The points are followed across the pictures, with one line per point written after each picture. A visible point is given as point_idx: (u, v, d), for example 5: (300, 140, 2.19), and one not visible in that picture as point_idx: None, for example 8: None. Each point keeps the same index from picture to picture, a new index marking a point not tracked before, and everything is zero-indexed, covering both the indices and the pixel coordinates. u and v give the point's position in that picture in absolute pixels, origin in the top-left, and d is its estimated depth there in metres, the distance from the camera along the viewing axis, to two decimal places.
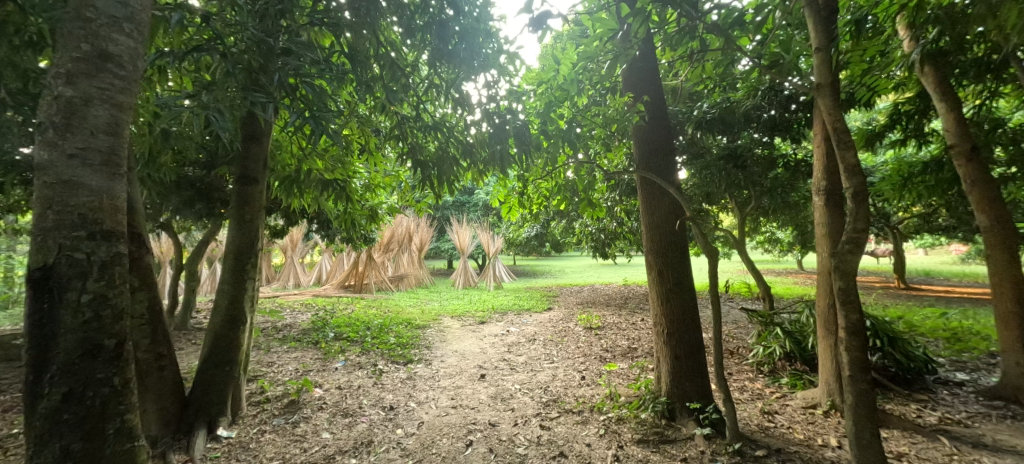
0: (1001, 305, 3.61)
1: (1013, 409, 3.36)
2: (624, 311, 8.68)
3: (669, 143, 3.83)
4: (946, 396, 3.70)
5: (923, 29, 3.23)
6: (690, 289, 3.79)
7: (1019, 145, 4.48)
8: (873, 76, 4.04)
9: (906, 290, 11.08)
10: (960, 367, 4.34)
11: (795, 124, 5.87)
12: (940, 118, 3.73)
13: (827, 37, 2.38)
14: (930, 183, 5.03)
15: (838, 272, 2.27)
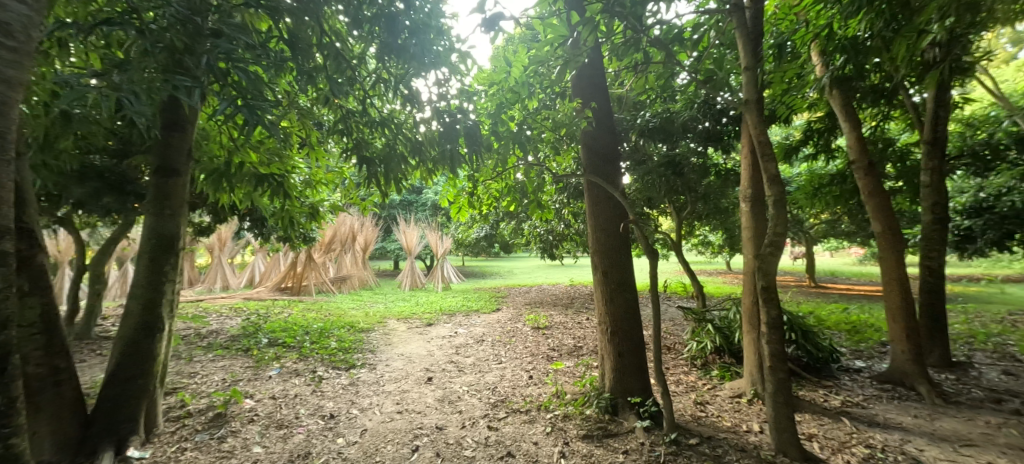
0: (890, 301, 4.03)
1: (899, 391, 3.87)
2: (571, 310, 8.91)
3: (614, 148, 4.00)
4: (847, 382, 4.20)
5: (832, 57, 3.65)
6: (632, 289, 3.97)
7: (905, 163, 5.18)
8: (791, 96, 4.47)
9: (816, 288, 12.40)
10: (859, 355, 4.95)
11: (726, 137, 6.44)
12: (843, 136, 4.16)
13: (753, 59, 2.99)
14: (835, 193, 5.68)
15: (761, 272, 2.84)
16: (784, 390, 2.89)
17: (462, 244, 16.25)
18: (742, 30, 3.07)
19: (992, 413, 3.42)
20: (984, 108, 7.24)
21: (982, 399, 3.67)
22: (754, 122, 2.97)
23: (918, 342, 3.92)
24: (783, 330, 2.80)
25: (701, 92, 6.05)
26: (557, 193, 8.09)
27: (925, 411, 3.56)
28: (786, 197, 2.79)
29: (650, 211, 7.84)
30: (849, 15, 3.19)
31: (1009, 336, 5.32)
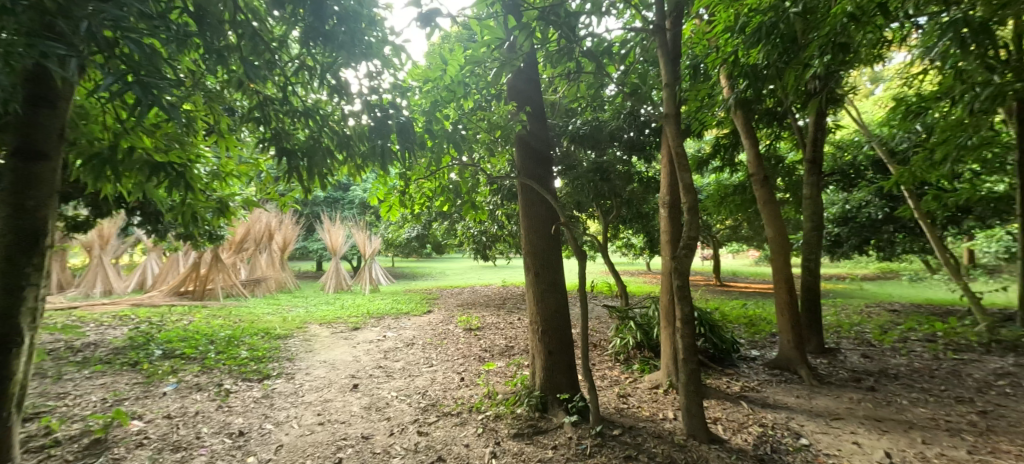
0: (780, 297, 4.53)
1: (785, 375, 4.46)
2: (502, 311, 8.99)
3: (547, 152, 4.13)
4: (745, 370, 4.74)
5: (736, 81, 4.10)
6: (562, 289, 4.12)
7: (791, 178, 5.95)
8: (703, 113, 4.94)
9: (721, 287, 13.82)
10: (755, 345, 5.61)
11: (648, 147, 7.07)
12: (744, 152, 4.69)
13: (672, 78, 3.28)
14: (738, 202, 6.36)
15: (676, 272, 3.11)
16: (695, 379, 3.18)
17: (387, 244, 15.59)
18: (663, 50, 3.37)
19: (854, 391, 4.07)
20: (850, 135, 8.55)
21: (847, 379, 4.36)
22: (674, 134, 3.24)
23: (800, 332, 4.53)
24: (694, 324, 3.09)
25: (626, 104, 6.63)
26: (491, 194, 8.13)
27: (804, 391, 4.14)
28: (698, 204, 3.08)
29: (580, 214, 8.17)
30: (751, 46, 3.60)
31: (867, 326, 6.35)
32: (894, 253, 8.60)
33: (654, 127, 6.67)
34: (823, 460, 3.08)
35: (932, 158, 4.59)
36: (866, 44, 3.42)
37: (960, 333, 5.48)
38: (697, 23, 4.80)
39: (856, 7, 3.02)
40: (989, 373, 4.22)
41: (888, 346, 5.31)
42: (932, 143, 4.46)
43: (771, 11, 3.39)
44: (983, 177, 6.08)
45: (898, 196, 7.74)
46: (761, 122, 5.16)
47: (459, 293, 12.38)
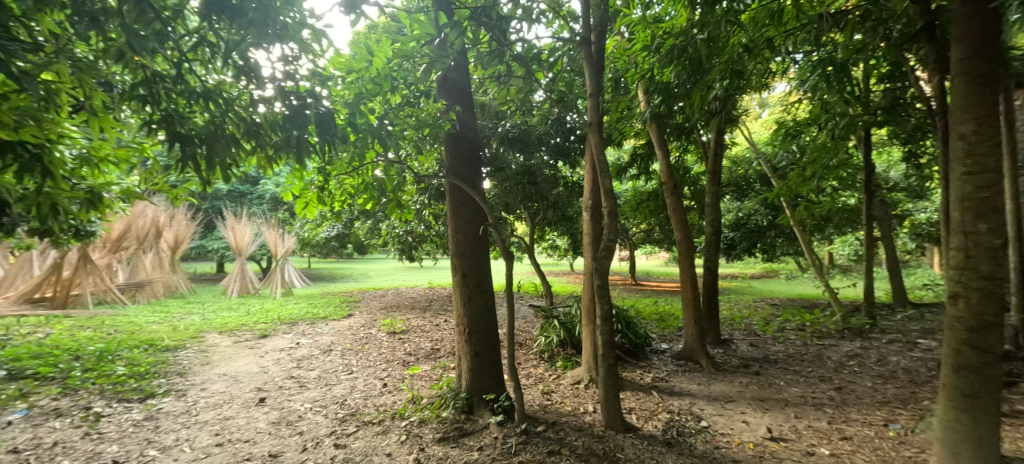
0: (685, 294, 5.03)
1: (689, 366, 4.94)
2: (428, 313, 8.79)
3: (475, 152, 4.21)
4: (655, 363, 5.15)
5: (652, 97, 4.42)
6: (490, 290, 4.15)
7: (695, 187, 6.62)
8: (622, 123, 5.28)
9: (634, 286, 14.95)
10: (665, 339, 6.13)
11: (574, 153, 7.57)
12: (657, 162, 5.10)
13: (597, 88, 3.44)
14: (652, 209, 6.90)
15: (596, 272, 3.30)
16: (613, 372, 3.39)
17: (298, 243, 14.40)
18: (589, 60, 3.51)
19: (743, 376, 4.62)
20: (743, 151, 9.77)
21: (738, 365, 4.95)
22: (596, 141, 3.44)
23: (701, 326, 5.03)
24: (612, 321, 3.29)
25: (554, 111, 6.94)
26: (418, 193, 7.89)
27: (704, 379, 4.61)
28: (617, 209, 3.29)
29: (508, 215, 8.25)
30: (665, 66, 3.92)
31: (754, 319, 7.26)
32: (775, 255, 9.94)
33: (579, 133, 7.15)
34: (719, 439, 3.46)
35: (804, 174, 5.39)
36: (757, 73, 3.93)
37: (823, 322, 6.50)
38: (619, 39, 5.12)
39: (748, 42, 3.53)
40: (843, 355, 5.05)
41: (771, 336, 6.11)
42: (805, 162, 5.24)
43: (681, 36, 3.72)
44: (840, 191, 7.26)
45: (778, 206, 8.87)
46: (672, 135, 5.68)
47: (382, 296, 11.84)
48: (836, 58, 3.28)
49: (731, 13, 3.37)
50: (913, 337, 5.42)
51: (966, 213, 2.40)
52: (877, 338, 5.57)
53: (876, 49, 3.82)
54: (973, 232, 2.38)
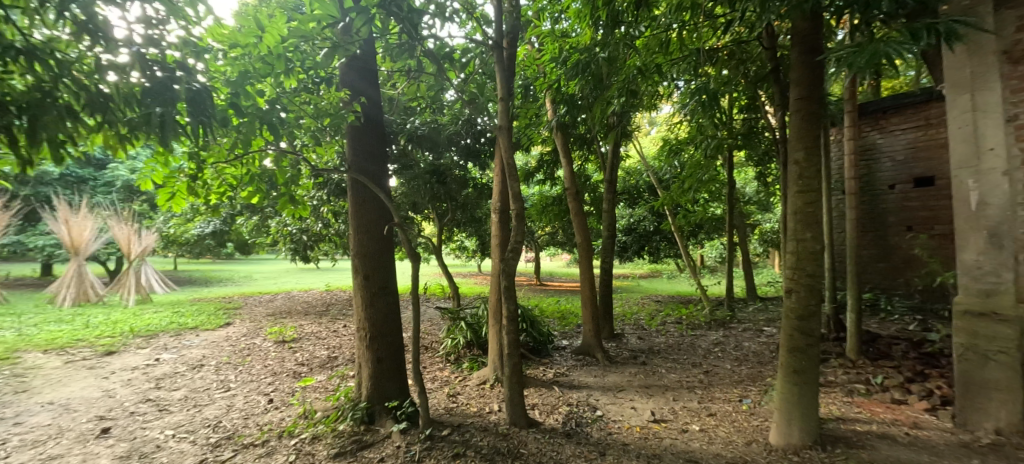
0: (583, 293, 5.40)
1: (587, 360, 5.32)
2: (326, 320, 8.16)
3: (383, 149, 4.11)
4: (557, 359, 5.45)
5: (559, 106, 4.60)
6: (394, 292, 4.00)
7: (594, 194, 7.17)
8: (530, 129, 5.45)
9: (538, 286, 15.77)
10: (565, 335, 6.54)
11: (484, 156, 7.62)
12: (562, 169, 5.39)
13: (507, 93, 3.53)
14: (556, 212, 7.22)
15: (503, 272, 3.36)
16: (517, 370, 3.49)
17: (159, 241, 12.36)
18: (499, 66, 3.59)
19: (631, 367, 5.11)
20: (635, 164, 10.79)
21: (628, 357, 5.46)
22: (505, 145, 3.52)
23: (597, 323, 5.42)
24: (517, 321, 3.38)
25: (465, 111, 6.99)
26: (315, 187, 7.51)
27: (599, 371, 5.00)
28: (524, 212, 3.40)
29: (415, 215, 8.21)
30: (571, 78, 4.11)
31: (641, 314, 8.10)
32: (658, 257, 11.23)
33: (488, 136, 7.29)
34: (612, 425, 3.77)
35: (683, 187, 6.15)
36: (650, 94, 4.41)
37: (696, 315, 7.48)
38: (529, 48, 5.31)
39: (642, 64, 3.84)
40: (710, 343, 5.88)
41: (655, 329, 6.86)
42: (685, 176, 6.02)
43: (586, 52, 3.94)
44: (708, 202, 8.46)
45: (661, 214, 10.28)
46: (575, 144, 6.11)
47: (268, 303, 10.64)
48: (710, 87, 3.75)
49: (628, 37, 3.69)
50: (761, 325, 6.51)
51: (797, 224, 3.01)
52: (737, 327, 6.58)
53: (739, 84, 4.51)
54: (801, 239, 3.00)
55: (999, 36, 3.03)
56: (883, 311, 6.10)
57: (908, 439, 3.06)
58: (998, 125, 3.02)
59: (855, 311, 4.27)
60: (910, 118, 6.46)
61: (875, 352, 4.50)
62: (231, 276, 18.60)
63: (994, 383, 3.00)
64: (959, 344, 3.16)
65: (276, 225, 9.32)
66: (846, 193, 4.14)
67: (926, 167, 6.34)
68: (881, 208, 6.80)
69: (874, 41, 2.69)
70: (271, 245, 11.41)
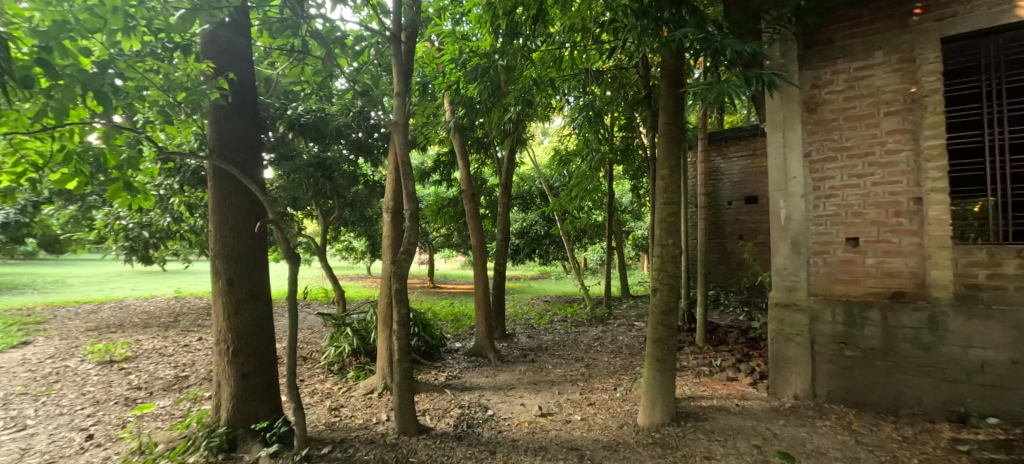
0: (478, 295, 5.54)
1: (479, 360, 5.49)
2: (175, 334, 6.99)
3: (256, 137, 3.63)
4: (449, 361, 5.55)
5: (457, 108, 4.58)
6: (265, 297, 3.53)
7: (490, 198, 7.34)
8: (427, 129, 5.39)
9: (433, 288, 15.76)
10: (458, 338, 6.71)
11: (376, 151, 7.65)
12: (459, 171, 5.44)
13: (403, 88, 3.37)
14: (452, 214, 7.26)
15: (395, 275, 3.20)
16: (407, 377, 3.35)
17: None
18: (397, 59, 3.39)
19: (522, 365, 5.36)
20: (529, 169, 11.44)
21: (518, 355, 5.73)
22: (400, 142, 3.36)
23: (490, 324, 5.60)
24: (409, 325, 3.24)
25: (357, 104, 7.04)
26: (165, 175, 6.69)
27: (491, 371, 5.16)
28: (419, 212, 3.27)
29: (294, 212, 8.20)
30: (470, 80, 4.00)
31: (531, 314, 8.54)
32: (547, 259, 12.08)
33: (381, 132, 7.39)
34: (502, 423, 3.87)
35: (570, 195, 6.72)
36: (544, 106, 4.73)
37: (580, 313, 8.10)
38: (427, 46, 5.44)
39: (536, 77, 4.01)
40: (591, 338, 6.45)
41: (544, 327, 7.30)
42: (572, 185, 6.60)
43: (485, 58, 3.93)
44: (591, 210, 9.30)
45: (551, 218, 11.16)
46: (474, 148, 6.30)
47: (92, 314, 8.75)
48: (596, 105, 4.08)
49: (525, 49, 3.86)
50: (632, 320, 7.32)
51: (663, 231, 3.48)
52: (613, 323, 7.30)
53: (620, 105, 5.06)
54: (665, 244, 3.47)
55: (801, 89, 3.90)
56: (723, 304, 7.37)
57: (737, 409, 3.76)
58: (799, 159, 3.89)
59: (702, 305, 5.10)
60: (745, 147, 7.95)
61: (717, 339, 5.43)
62: (34, 277, 15.88)
63: (794, 359, 3.86)
64: (772, 329, 3.98)
65: (103, 217, 7.85)
66: (697, 207, 4.94)
67: (753, 188, 7.87)
68: (722, 220, 8.20)
69: (721, 81, 3.22)
70: (97, 242, 9.46)
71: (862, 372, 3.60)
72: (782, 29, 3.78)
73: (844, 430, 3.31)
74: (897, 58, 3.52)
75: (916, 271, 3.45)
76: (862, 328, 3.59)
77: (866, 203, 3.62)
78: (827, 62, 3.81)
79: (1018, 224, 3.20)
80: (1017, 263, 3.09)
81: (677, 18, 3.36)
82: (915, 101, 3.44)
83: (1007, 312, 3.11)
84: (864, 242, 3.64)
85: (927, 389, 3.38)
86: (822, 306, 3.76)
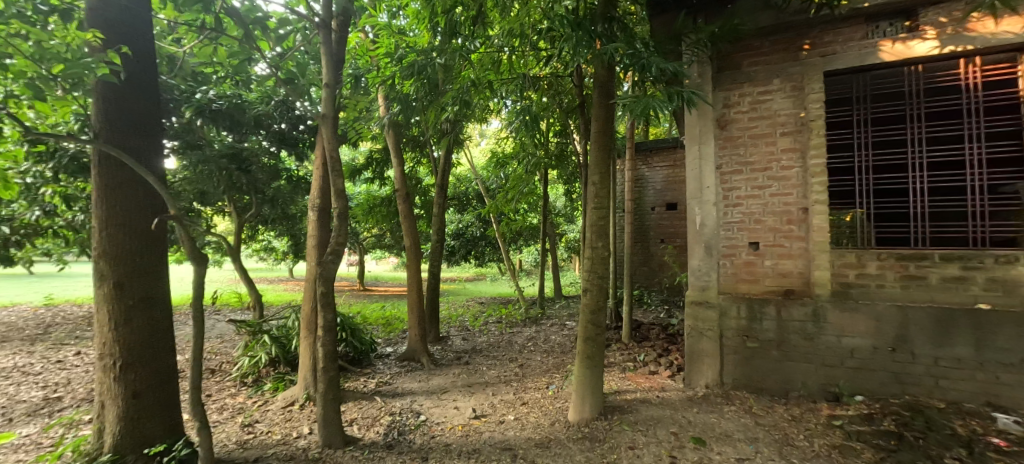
0: (412, 297, 5.42)
1: (411, 365, 5.37)
2: (43, 349, 5.99)
3: (156, 122, 3.20)
4: (380, 368, 5.40)
5: (393, 104, 4.45)
6: (163, 303, 3.10)
7: (426, 198, 7.20)
8: (359, 123, 5.37)
9: (363, 290, 15.12)
10: (389, 342, 6.54)
11: (301, 144, 7.19)
12: (392, 170, 5.30)
13: (333, 79, 3.18)
14: (384, 213, 7.01)
15: (321, 278, 2.98)
16: (334, 387, 3.13)
17: None
18: (327, 49, 3.20)
19: (456, 368, 5.33)
20: (466, 170, 11.42)
21: (452, 358, 5.69)
22: (329, 136, 3.15)
23: (424, 327, 5.50)
24: (336, 331, 3.03)
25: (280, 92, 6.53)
26: (33, 160, 5.79)
27: (424, 376, 5.07)
28: (349, 210, 3.07)
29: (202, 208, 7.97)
30: (405, 77, 3.92)
31: (466, 316, 8.53)
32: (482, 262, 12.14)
33: (308, 124, 6.96)
34: (435, 429, 3.78)
35: (506, 197, 6.86)
36: (482, 108, 4.76)
37: (514, 314, 8.25)
38: (362, 37, 5.26)
39: (474, 78, 4.00)
40: (525, 338, 6.59)
41: (478, 329, 7.31)
42: (509, 188, 6.73)
43: (422, 54, 3.86)
44: (527, 213, 9.51)
45: (487, 220, 11.68)
46: (409, 146, 6.16)
47: None
48: (532, 110, 4.19)
49: (464, 49, 3.78)
50: (564, 319, 7.57)
51: (593, 234, 3.63)
52: (547, 323, 7.48)
53: (555, 112, 5.24)
54: (595, 247, 3.63)
55: (714, 107, 4.31)
56: (646, 303, 7.89)
57: (657, 400, 4.05)
58: (712, 170, 4.29)
59: (628, 304, 5.43)
60: (667, 158, 8.60)
61: (640, 336, 5.81)
62: None
63: (705, 352, 4.24)
64: (687, 325, 4.34)
65: None
66: (625, 211, 5.25)
67: (673, 196, 8.54)
68: (646, 224, 8.78)
69: (646, 96, 3.44)
70: None
71: (761, 361, 4.06)
72: (699, 51, 4.16)
73: (745, 414, 3.71)
74: (790, 86, 4.04)
75: (803, 271, 3.97)
76: (761, 322, 4.05)
77: (765, 211, 4.10)
78: (736, 85, 4.25)
79: (879, 232, 3.85)
80: (877, 264, 3.75)
81: (608, 32, 3.51)
82: (803, 124, 3.97)
83: (871, 306, 3.70)
84: (764, 246, 4.12)
85: (811, 374, 3.90)
86: (729, 303, 4.19)
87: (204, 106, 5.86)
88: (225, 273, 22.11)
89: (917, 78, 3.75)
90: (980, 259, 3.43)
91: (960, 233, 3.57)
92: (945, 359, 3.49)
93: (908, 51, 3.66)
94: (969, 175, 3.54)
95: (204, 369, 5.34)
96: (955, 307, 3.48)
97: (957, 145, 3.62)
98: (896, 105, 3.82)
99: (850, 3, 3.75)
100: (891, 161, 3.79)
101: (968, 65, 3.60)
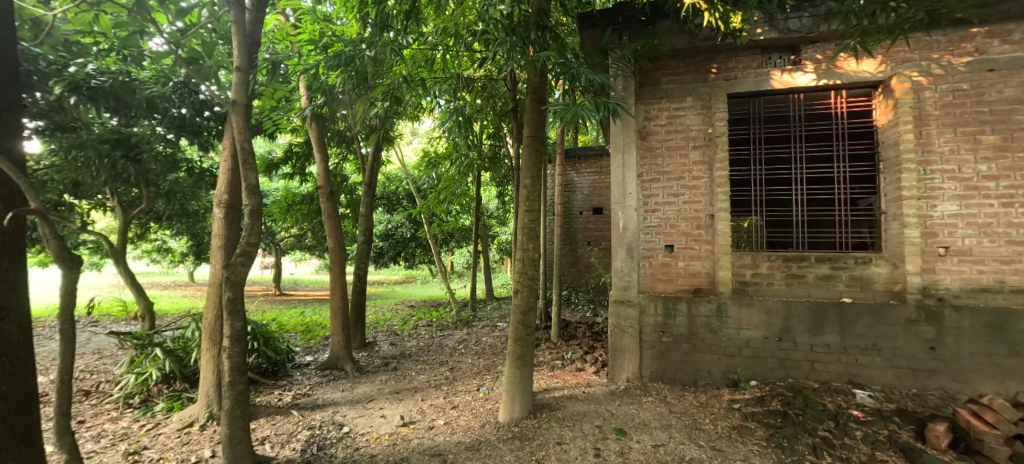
0: (337, 302, 5.09)
1: (334, 373, 5.05)
2: None
3: (14, 98, 2.65)
4: (297, 378, 5.01)
5: (316, 94, 4.18)
6: (20, 317, 2.57)
7: (352, 196, 6.79)
8: (277, 114, 5.00)
9: (279, 294, 14.01)
10: (309, 350, 6.09)
11: (205, 133, 6.29)
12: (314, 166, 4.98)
13: (247, 63, 2.89)
14: (303, 211, 6.51)
15: (229, 282, 2.67)
16: (242, 403, 2.82)
17: None
18: (236, 27, 2.86)
19: (382, 375, 5.10)
20: (395, 169, 11.09)
21: (379, 365, 5.45)
22: (241, 125, 2.83)
23: (348, 333, 5.19)
24: (246, 341, 2.73)
25: (179, 71, 5.58)
26: None
27: (347, 384, 4.79)
28: (263, 209, 2.78)
29: (75, 201, 6.84)
30: (331, 67, 3.69)
31: (394, 320, 8.23)
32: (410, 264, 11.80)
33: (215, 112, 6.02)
34: (359, 440, 3.58)
35: (439, 197, 6.76)
36: (414, 104, 4.60)
37: (444, 317, 8.12)
38: (281, 20, 4.90)
39: (407, 74, 3.91)
40: (456, 341, 6.52)
41: (407, 334, 7.08)
42: (442, 187, 6.64)
43: (350, 45, 3.63)
44: (458, 214, 9.45)
45: (416, 222, 11.41)
46: (333, 141, 5.82)
47: None
48: (466, 111, 4.12)
49: (395, 44, 3.67)
50: (495, 321, 7.63)
51: (525, 235, 3.67)
52: (478, 324, 7.47)
53: (488, 114, 5.30)
54: (526, 249, 3.68)
55: (636, 119, 4.61)
56: (573, 303, 8.22)
57: (584, 395, 4.23)
58: (634, 178, 4.57)
59: (556, 304, 5.60)
60: (594, 164, 9.07)
61: (567, 335, 6.03)
62: None
63: (626, 347, 4.51)
64: (611, 323, 4.59)
65: None
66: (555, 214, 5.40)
67: (599, 200, 9.02)
68: (574, 228, 9.17)
69: (576, 104, 3.57)
70: None
71: (673, 354, 4.43)
72: (624, 66, 4.45)
73: (660, 403, 4.01)
74: (700, 104, 4.48)
75: (709, 272, 4.41)
76: (674, 318, 4.42)
77: (678, 217, 4.49)
78: (654, 100, 4.60)
79: (770, 236, 4.43)
80: (768, 265, 4.30)
81: (542, 40, 3.50)
82: (710, 139, 4.41)
83: (763, 301, 4.22)
84: (677, 248, 4.50)
85: (715, 364, 4.32)
86: (647, 301, 4.51)
87: (81, 82, 4.77)
88: (106, 279, 19.16)
89: (799, 105, 4.36)
90: (845, 260, 4.09)
91: (831, 237, 4.23)
92: (819, 346, 4.08)
93: (793, 81, 4.24)
94: (838, 189, 4.21)
95: (78, 391, 4.57)
96: (826, 301, 4.10)
97: (829, 163, 4.27)
98: (784, 127, 4.41)
99: (749, 35, 4.22)
100: (780, 175, 4.38)
101: (837, 97, 4.30)
